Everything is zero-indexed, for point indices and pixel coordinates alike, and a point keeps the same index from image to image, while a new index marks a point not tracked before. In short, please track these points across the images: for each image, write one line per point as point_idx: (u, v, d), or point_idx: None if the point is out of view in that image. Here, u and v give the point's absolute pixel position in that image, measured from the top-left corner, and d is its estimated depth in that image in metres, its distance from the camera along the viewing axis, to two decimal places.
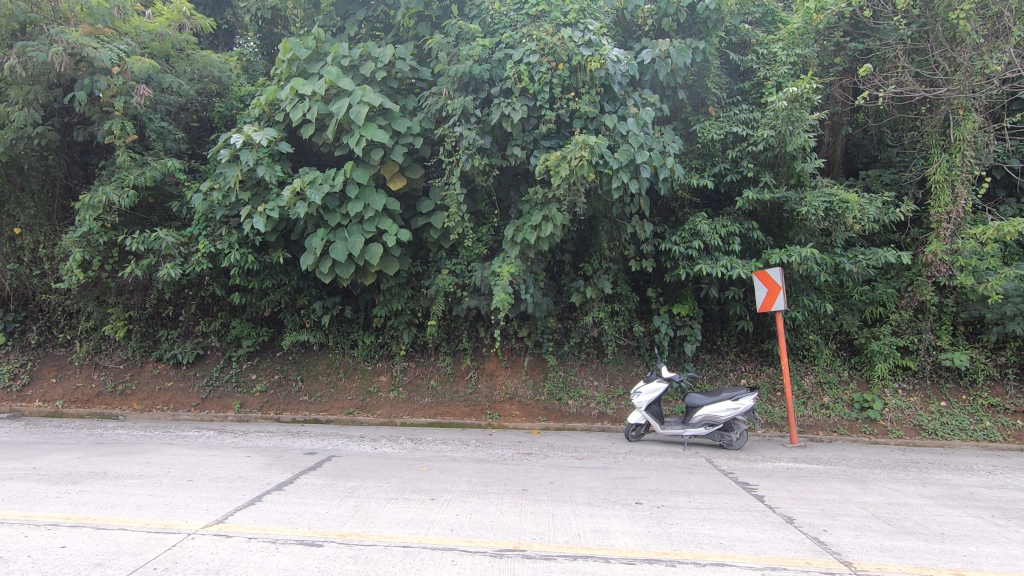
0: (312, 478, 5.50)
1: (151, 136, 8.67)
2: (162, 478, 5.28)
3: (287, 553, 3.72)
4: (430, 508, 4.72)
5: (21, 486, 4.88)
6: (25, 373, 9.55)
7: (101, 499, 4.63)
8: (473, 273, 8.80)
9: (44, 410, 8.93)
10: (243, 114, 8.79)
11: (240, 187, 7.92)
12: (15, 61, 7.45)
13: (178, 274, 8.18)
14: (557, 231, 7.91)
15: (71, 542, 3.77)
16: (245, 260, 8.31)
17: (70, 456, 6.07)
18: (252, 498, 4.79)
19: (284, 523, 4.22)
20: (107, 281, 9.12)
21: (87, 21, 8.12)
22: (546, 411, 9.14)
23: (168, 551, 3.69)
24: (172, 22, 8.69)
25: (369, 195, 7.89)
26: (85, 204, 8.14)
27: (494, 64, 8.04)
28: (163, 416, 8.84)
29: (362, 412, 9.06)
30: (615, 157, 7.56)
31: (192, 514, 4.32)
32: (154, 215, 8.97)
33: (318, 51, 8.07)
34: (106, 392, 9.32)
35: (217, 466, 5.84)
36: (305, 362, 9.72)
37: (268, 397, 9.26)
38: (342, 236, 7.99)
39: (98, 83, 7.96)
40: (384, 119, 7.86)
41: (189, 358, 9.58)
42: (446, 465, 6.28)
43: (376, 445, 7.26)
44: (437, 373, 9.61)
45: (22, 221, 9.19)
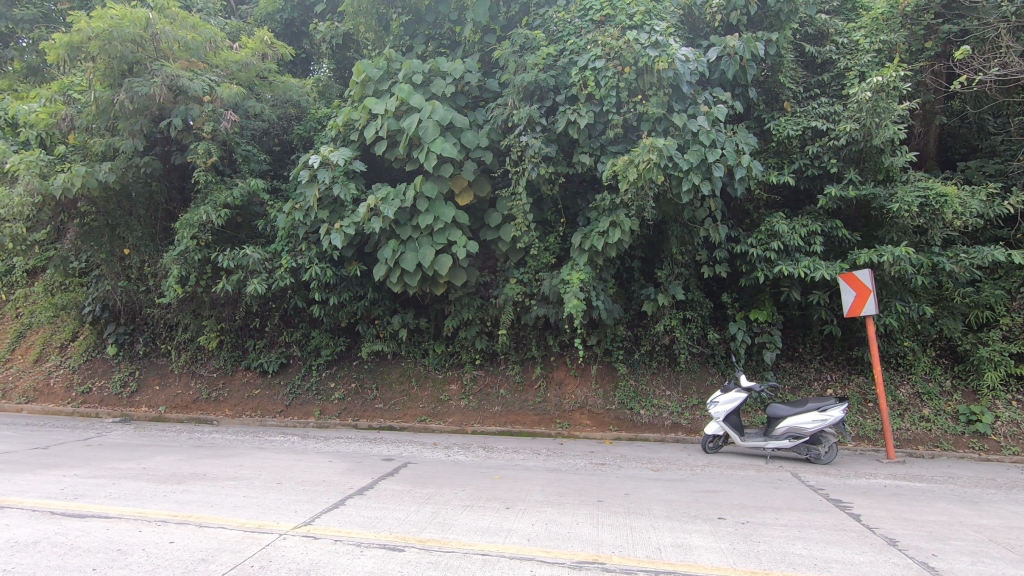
0: (390, 484, 5.65)
1: (238, 160, 9.32)
2: (255, 480, 5.60)
3: (371, 557, 3.83)
4: (506, 517, 4.73)
5: (134, 485, 5.31)
6: (133, 380, 10.47)
7: (203, 498, 4.97)
8: (542, 282, 8.83)
9: (150, 415, 9.73)
10: (321, 136, 9.28)
11: (318, 205, 8.34)
12: (122, 96, 8.13)
13: (264, 289, 8.72)
14: (625, 238, 7.86)
15: (178, 538, 4.06)
16: (324, 274, 8.73)
17: (174, 458, 6.58)
18: (336, 502, 4.98)
19: (367, 527, 4.35)
20: (202, 296, 9.81)
21: (184, 57, 8.78)
22: (617, 421, 8.96)
23: (264, 550, 3.90)
24: (256, 51, 9.53)
25: (439, 207, 8.07)
26: (183, 224, 8.85)
27: (559, 72, 8.10)
28: (252, 421, 9.42)
29: (435, 420, 9.22)
30: (685, 158, 7.43)
31: (283, 516, 4.55)
32: (242, 232, 9.58)
33: (389, 71, 8.40)
34: (202, 398, 10.04)
35: (303, 469, 6.13)
36: (380, 370, 10.06)
37: (346, 404, 9.66)
38: (412, 248, 8.22)
39: (192, 111, 8.63)
40: (452, 134, 8.06)
41: (274, 367, 10.15)
42: (520, 474, 6.28)
43: (450, 452, 7.38)
44: (507, 382, 9.65)
45: (131, 242, 10.01)
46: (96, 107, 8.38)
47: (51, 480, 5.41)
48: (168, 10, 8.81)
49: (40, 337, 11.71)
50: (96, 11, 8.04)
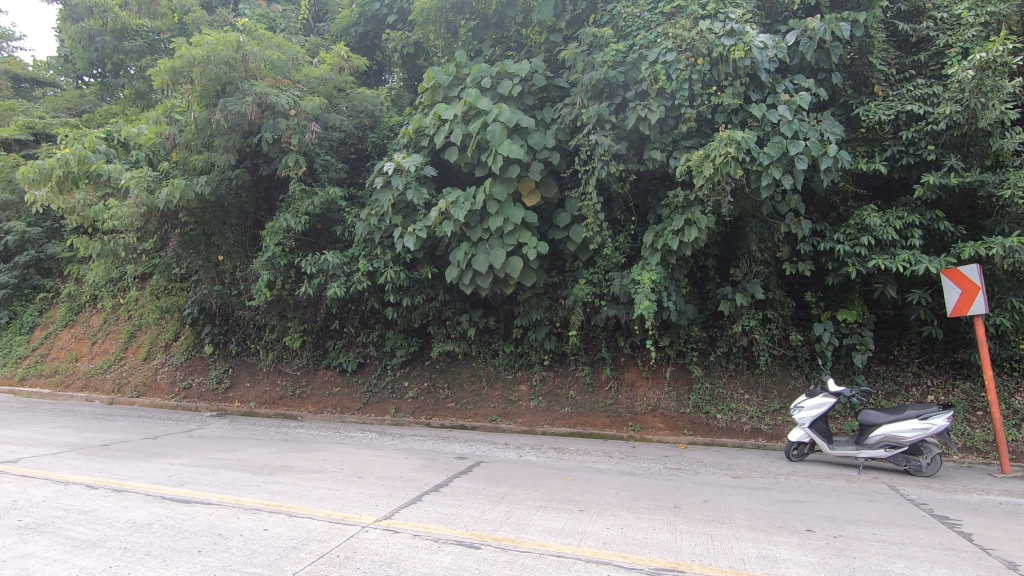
0: (464, 482, 5.75)
1: (319, 169, 9.84)
2: (337, 474, 5.88)
3: (449, 553, 3.91)
4: (580, 519, 4.69)
5: (230, 475, 5.72)
6: (227, 378, 11.29)
7: (292, 489, 5.28)
8: (612, 282, 8.71)
9: (242, 410, 10.44)
10: (393, 144, 9.61)
11: (392, 210, 8.63)
12: (218, 115, 8.74)
13: (344, 292, 9.14)
14: (701, 236, 7.60)
15: (271, 526, 4.32)
16: (398, 277, 9.01)
17: (265, 450, 7.03)
18: (414, 498, 5.13)
19: (444, 524, 4.45)
20: (287, 299, 10.38)
21: (270, 75, 9.37)
22: (692, 425, 8.65)
23: (348, 541, 4.07)
24: (334, 66, 10.04)
25: (508, 209, 8.13)
26: (270, 231, 9.44)
27: (628, 68, 7.97)
28: (333, 418, 9.89)
29: (505, 420, 9.29)
30: (765, 151, 7.09)
31: (365, 509, 4.74)
32: (322, 238, 10.07)
33: (458, 76, 8.58)
34: (287, 395, 10.66)
35: (382, 465, 6.37)
36: (451, 370, 10.27)
37: (420, 402, 9.93)
38: (482, 250, 8.32)
39: (279, 125, 9.17)
40: (520, 135, 8.09)
41: (352, 366, 10.62)
42: (593, 476, 6.21)
43: (521, 452, 7.43)
44: (577, 383, 9.56)
45: (224, 250, 10.77)
46: (195, 126, 9.10)
47: (161, 468, 5.92)
48: (255, 33, 9.42)
49: (148, 338, 12.87)
50: (195, 38, 8.73)
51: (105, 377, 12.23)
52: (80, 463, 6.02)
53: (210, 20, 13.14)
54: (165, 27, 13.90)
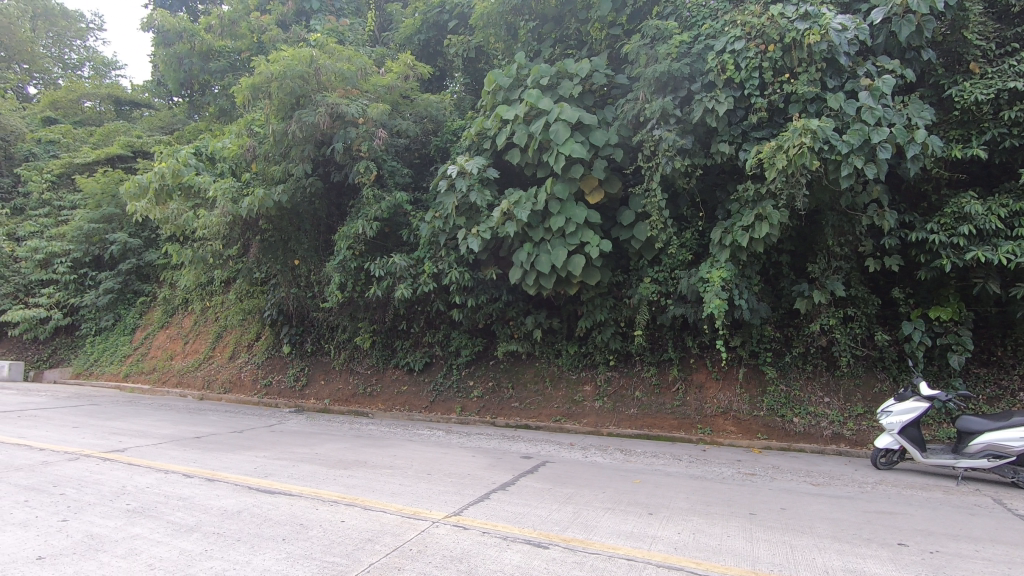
0: (531, 481, 5.77)
1: (386, 175, 10.19)
2: (407, 470, 6.05)
3: (518, 551, 3.93)
4: (650, 523, 4.59)
5: (309, 468, 6.03)
6: (304, 376, 11.91)
7: (365, 484, 5.49)
8: (679, 280, 8.49)
9: (317, 407, 10.96)
10: (456, 147, 9.80)
11: (456, 212, 8.79)
12: (294, 126, 9.20)
13: (411, 293, 9.42)
14: (773, 231, 7.28)
15: (348, 518, 4.51)
16: (463, 278, 9.15)
17: (340, 446, 7.35)
18: (481, 495, 5.21)
19: (512, 522, 4.48)
20: (357, 300, 10.79)
21: (341, 86, 9.79)
22: (767, 429, 8.27)
23: (420, 535, 4.18)
24: (400, 74, 10.40)
25: (570, 209, 8.10)
26: (342, 236, 9.85)
27: (693, 59, 7.73)
28: (402, 415, 10.20)
29: (570, 420, 9.24)
30: (844, 139, 6.68)
31: (435, 505, 4.86)
32: (389, 242, 10.39)
33: (519, 78, 8.62)
34: (359, 393, 11.10)
35: (449, 462, 6.50)
36: (515, 370, 10.35)
37: (484, 401, 10.05)
38: (545, 249, 8.32)
39: (350, 133, 9.55)
40: (582, 133, 8.03)
41: (419, 365, 10.92)
42: (662, 479, 6.06)
43: (587, 453, 7.37)
44: (643, 384, 9.35)
45: (300, 254, 11.27)
46: (273, 138, 9.64)
47: (247, 460, 6.32)
48: (326, 46, 9.88)
49: (233, 338, 13.78)
50: (272, 55, 9.26)
51: (196, 374, 13.23)
52: (177, 453, 6.53)
53: (285, 37, 13.88)
54: (244, 47, 14.84)
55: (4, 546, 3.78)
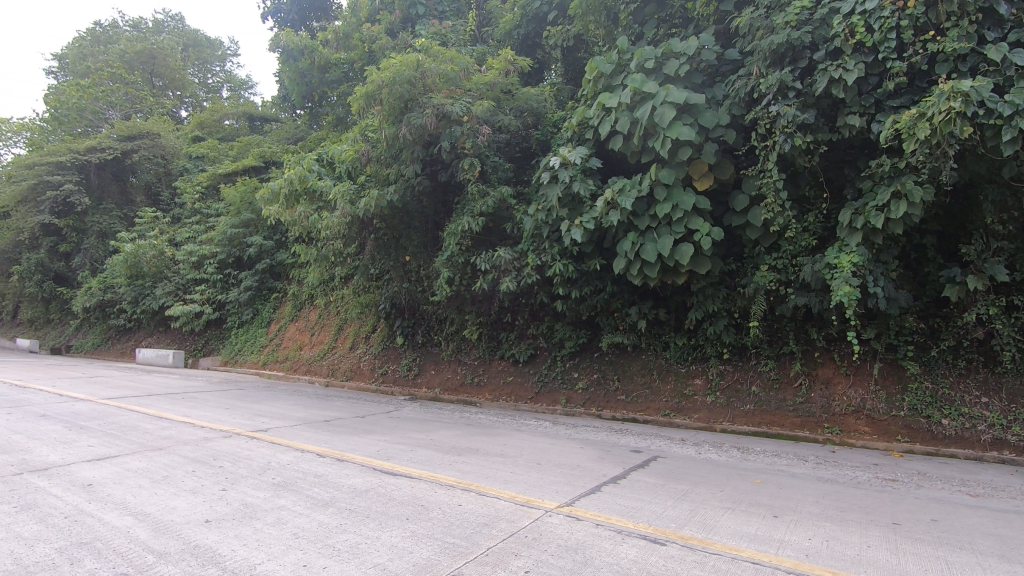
0: (643, 476, 5.65)
1: (489, 171, 10.41)
2: (518, 459, 6.18)
3: (634, 546, 3.87)
4: (776, 527, 4.31)
5: (426, 453, 6.36)
6: (416, 366, 12.57)
7: (479, 470, 5.68)
8: (801, 268, 7.86)
9: (429, 395, 11.50)
10: (558, 139, 9.78)
11: (559, 204, 8.78)
12: (404, 129, 9.63)
13: (515, 286, 9.55)
14: (915, 210, 6.50)
15: (464, 502, 4.70)
16: (566, 269, 9.13)
17: (453, 433, 7.67)
18: (593, 487, 5.19)
19: (626, 517, 4.42)
20: (465, 293, 11.15)
21: (446, 87, 10.14)
22: (908, 431, 7.41)
23: (534, 523, 4.26)
24: (501, 70, 10.56)
25: (678, 195, 7.76)
26: (449, 232, 10.21)
27: (816, 25, 7.07)
28: (508, 405, 10.40)
29: (680, 415, 8.89)
30: (1006, 100, 5.81)
31: (547, 494, 4.92)
32: (493, 236, 10.63)
33: (621, 63, 8.38)
34: (467, 383, 11.50)
35: (559, 453, 6.55)
36: (621, 362, 10.16)
37: (590, 394, 9.96)
38: (651, 238, 8.06)
39: (455, 132, 9.84)
40: (690, 115, 7.65)
41: (525, 357, 11.11)
42: (787, 481, 5.65)
43: (701, 450, 7.06)
44: (760, 378, 8.78)
45: (411, 250, 11.86)
46: (385, 142, 10.18)
47: (370, 443, 6.79)
48: (431, 50, 10.26)
49: (352, 330, 14.85)
50: (383, 63, 9.77)
51: (322, 363, 14.45)
52: (312, 435, 7.17)
53: (393, 44, 14.62)
54: (357, 57, 15.87)
55: (180, 509, 4.38)
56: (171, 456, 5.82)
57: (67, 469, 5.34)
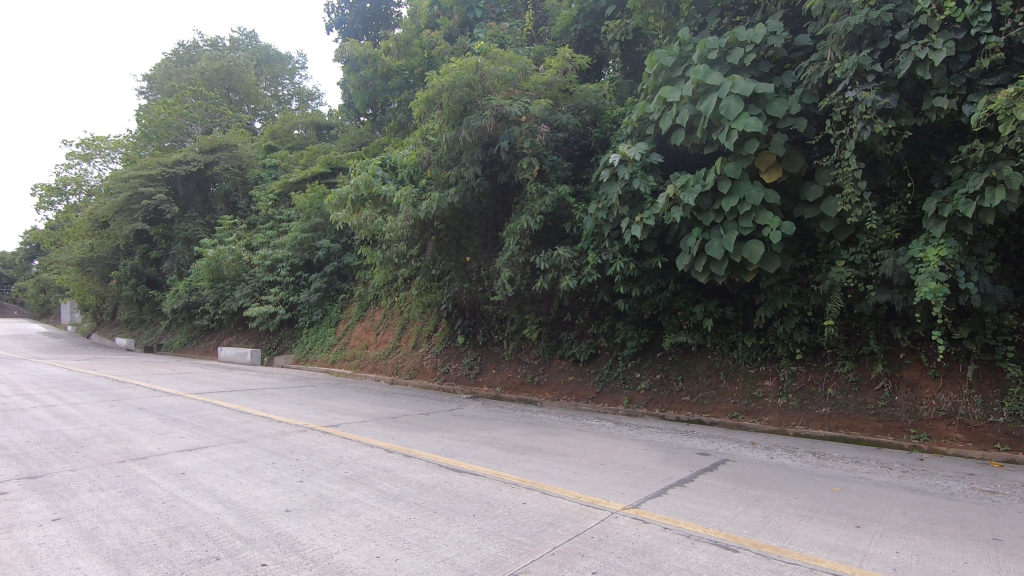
0: (711, 479, 5.48)
1: (548, 170, 10.41)
2: (581, 459, 6.16)
3: (704, 551, 3.77)
4: (859, 537, 4.07)
5: (489, 451, 6.45)
6: (477, 365, 12.76)
7: (543, 469, 5.70)
8: (882, 262, 7.38)
9: (490, 394, 11.63)
10: (617, 136, 9.66)
11: (620, 202, 8.66)
12: (464, 131, 9.78)
13: (576, 284, 9.50)
14: (1015, 198, 5.96)
15: (529, 501, 4.73)
16: (628, 268, 8.99)
17: (515, 431, 7.74)
18: (660, 489, 5.09)
19: (695, 520, 4.31)
20: (525, 293, 11.22)
21: (504, 88, 10.23)
22: (1009, 439, 6.77)
23: (600, 524, 4.23)
24: (559, 68, 10.55)
25: (745, 188, 7.46)
26: (509, 232, 10.28)
27: (898, 3, 6.63)
28: (569, 405, 10.36)
29: (749, 418, 8.55)
30: None
31: (612, 495, 4.88)
32: (553, 235, 10.61)
33: (683, 55, 8.17)
34: (527, 382, 11.55)
35: (623, 454, 6.47)
36: (685, 362, 9.89)
37: (653, 394, 9.77)
38: (716, 234, 7.79)
39: (514, 133, 9.91)
40: (758, 106, 7.35)
41: (585, 356, 11.03)
42: (869, 489, 5.33)
43: (773, 454, 6.77)
44: (837, 380, 8.30)
45: (472, 251, 12.05)
46: (446, 145, 10.38)
47: (436, 440, 6.96)
48: (490, 52, 10.38)
49: (415, 329, 15.26)
50: (443, 67, 9.97)
51: (387, 362, 14.94)
52: (380, 430, 7.43)
53: (452, 48, 14.90)
54: (417, 63, 16.30)
55: (262, 498, 4.66)
56: (252, 448, 6.20)
57: (163, 457, 5.79)
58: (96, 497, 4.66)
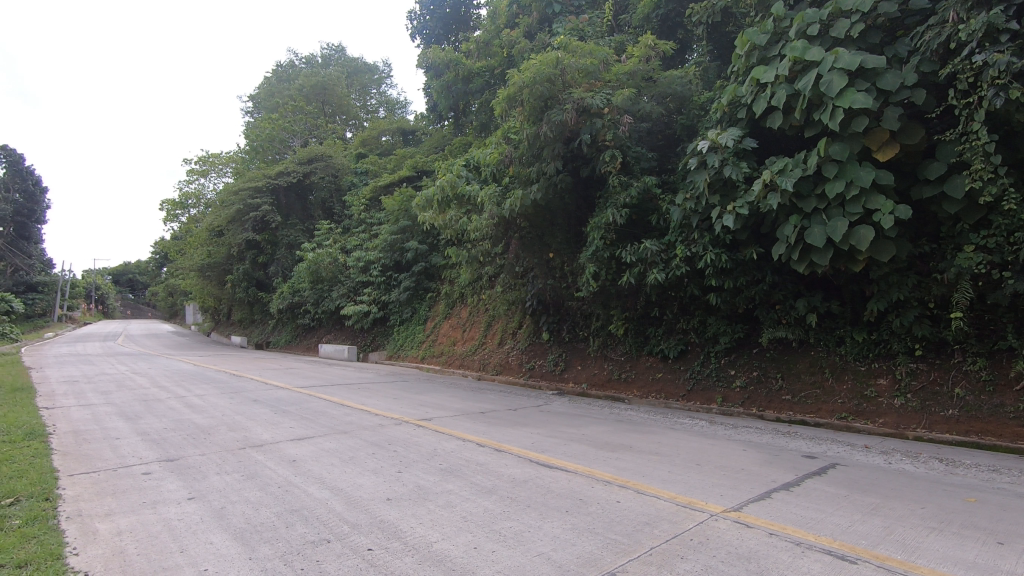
0: (820, 484, 5.10)
1: (631, 161, 10.17)
2: (675, 458, 5.97)
3: (818, 561, 3.51)
4: (1003, 555, 3.62)
5: (579, 447, 6.41)
6: (563, 361, 12.73)
7: (635, 467, 5.59)
8: (1021, 245, 6.51)
9: (576, 390, 11.55)
10: (706, 122, 9.24)
11: (709, 191, 8.28)
12: (545, 127, 9.75)
13: (663, 278, 9.20)
14: None
15: (623, 499, 4.65)
16: (719, 259, 8.58)
17: (604, 428, 7.64)
18: (763, 493, 4.81)
19: (805, 527, 4.04)
20: (610, 288, 11.03)
21: (585, 81, 10.09)
22: None
23: (700, 526, 4.07)
24: (642, 56, 10.33)
25: (852, 170, 6.87)
26: (593, 227, 10.13)
27: None
28: (659, 402, 10.07)
29: (860, 419, 7.87)
30: None
31: (710, 497, 4.68)
32: (638, 228, 10.34)
33: (777, 32, 7.67)
34: (614, 378, 11.36)
35: (719, 454, 6.19)
36: (785, 359, 9.29)
37: (750, 393, 9.27)
38: (819, 221, 7.23)
39: (596, 125, 9.77)
40: (867, 79, 6.74)
41: (675, 353, 10.66)
42: (1011, 502, 4.72)
43: (891, 459, 6.18)
44: (966, 379, 7.42)
45: (555, 247, 12.03)
46: (528, 142, 10.41)
47: (525, 435, 7.02)
48: (570, 46, 10.27)
49: (500, 326, 15.51)
50: (523, 64, 9.99)
51: (473, 358, 15.29)
52: (471, 425, 7.61)
53: (531, 46, 14.93)
54: (497, 63, 16.53)
55: (366, 486, 4.92)
56: (354, 439, 6.56)
57: (276, 445, 6.28)
58: (222, 480, 5.13)
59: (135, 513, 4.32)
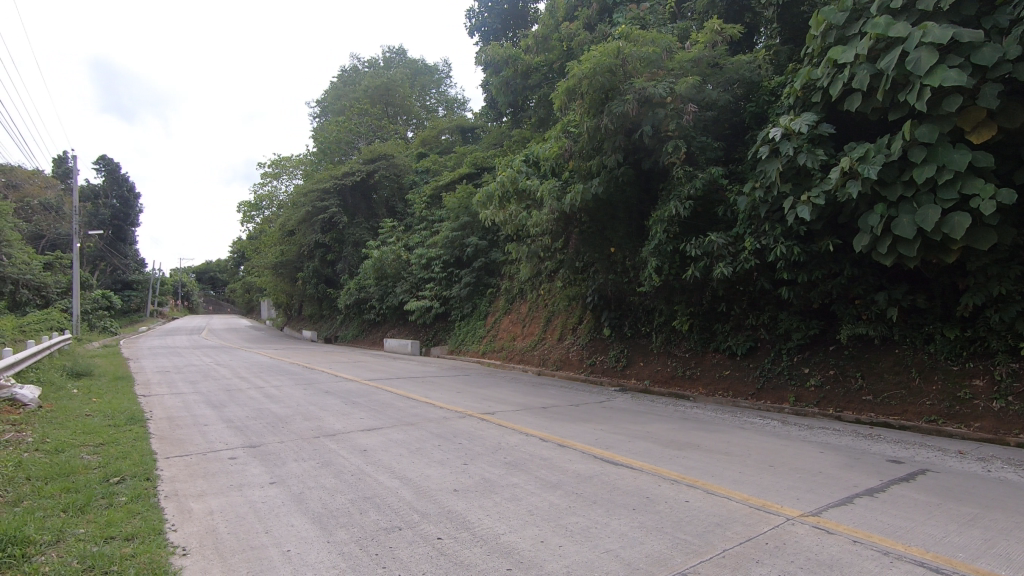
0: (909, 491, 4.76)
1: (696, 152, 9.84)
2: (747, 458, 5.75)
3: (909, 573, 3.28)
4: None
5: (644, 445, 6.31)
6: (624, 357, 12.54)
7: (704, 467, 5.43)
8: None
9: (638, 387, 11.34)
10: (777, 108, 8.81)
11: (781, 180, 7.89)
12: (606, 119, 9.59)
13: (731, 272, 8.88)
14: None
15: (692, 499, 4.53)
16: (792, 252, 8.17)
17: (669, 426, 7.48)
18: (844, 498, 4.55)
19: (893, 536, 3.78)
20: (674, 283, 10.75)
21: (647, 71, 9.81)
22: None
23: (776, 530, 3.90)
24: (707, 42, 10.01)
25: (945, 153, 6.34)
26: (656, 220, 9.90)
27: None
28: (726, 401, 9.71)
29: (953, 423, 7.25)
30: None
31: (787, 500, 4.48)
32: (704, 221, 10.01)
33: (857, 8, 7.18)
34: (678, 375, 11.08)
35: (794, 456, 5.92)
36: (866, 358, 8.73)
37: (826, 392, 8.77)
38: (905, 209, 6.73)
39: (659, 116, 9.52)
40: (961, 54, 6.18)
41: (743, 350, 10.26)
42: None
43: (990, 467, 5.68)
44: None
45: (616, 241, 11.85)
46: (587, 135, 10.26)
47: (589, 431, 6.97)
48: (631, 35, 10.00)
49: (561, 321, 15.47)
50: (584, 56, 9.82)
51: (533, 353, 15.33)
52: (534, 419, 7.65)
53: (591, 37, 14.69)
54: (556, 57, 16.42)
55: (433, 477, 5.05)
56: (420, 431, 6.74)
57: (348, 435, 6.54)
58: (300, 466, 5.40)
59: (223, 495, 4.63)
